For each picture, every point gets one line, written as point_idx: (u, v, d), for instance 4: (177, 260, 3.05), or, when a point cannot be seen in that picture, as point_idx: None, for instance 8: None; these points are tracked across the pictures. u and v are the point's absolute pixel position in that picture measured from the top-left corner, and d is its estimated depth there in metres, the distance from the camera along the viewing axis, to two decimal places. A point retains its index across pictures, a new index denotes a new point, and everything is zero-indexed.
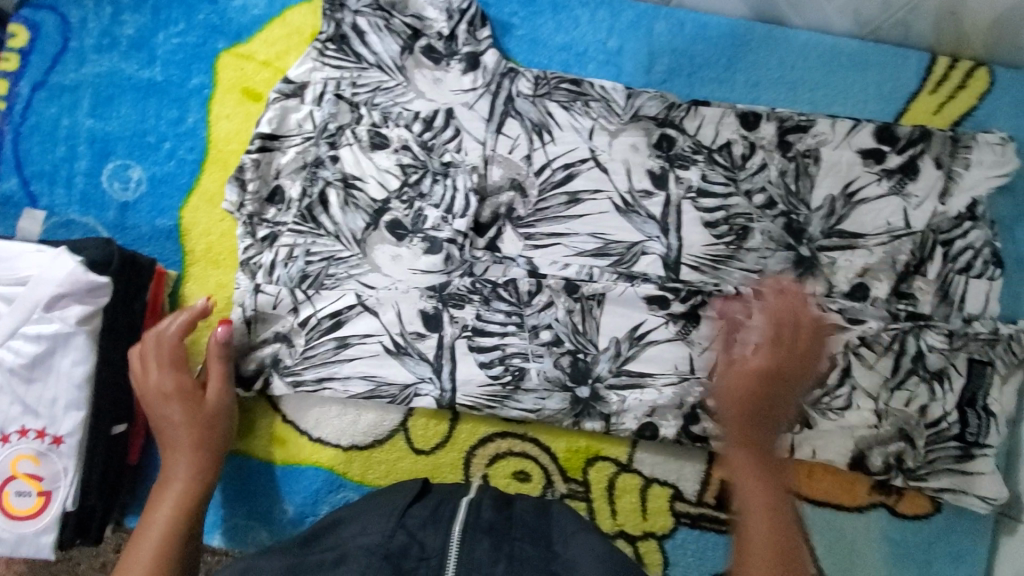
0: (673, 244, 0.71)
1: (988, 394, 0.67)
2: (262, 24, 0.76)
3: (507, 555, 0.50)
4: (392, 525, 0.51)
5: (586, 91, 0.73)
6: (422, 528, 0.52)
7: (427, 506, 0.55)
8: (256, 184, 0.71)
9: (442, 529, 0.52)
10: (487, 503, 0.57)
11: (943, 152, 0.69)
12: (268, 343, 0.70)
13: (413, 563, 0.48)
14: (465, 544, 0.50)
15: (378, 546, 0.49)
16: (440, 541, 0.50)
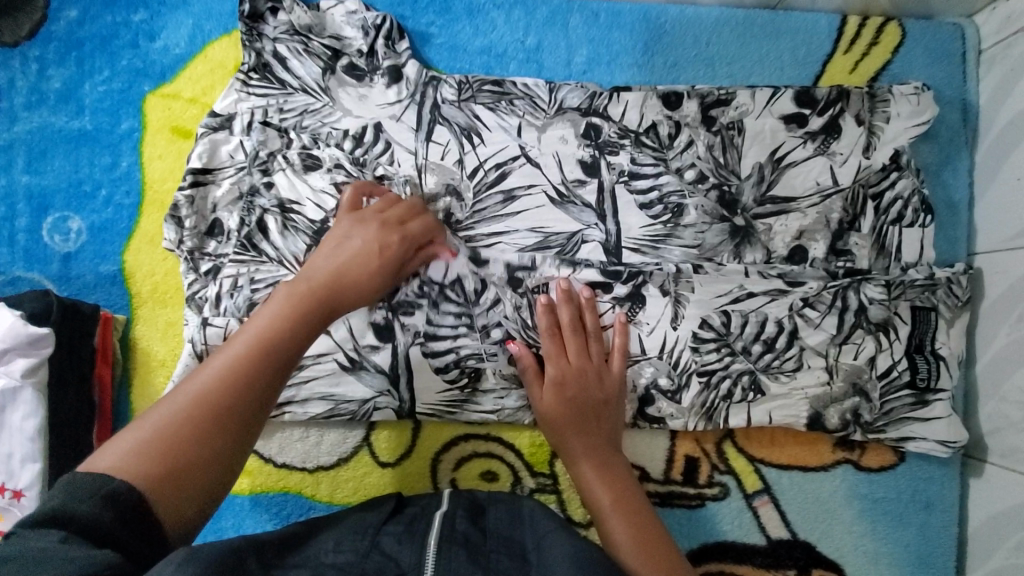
0: (611, 230, 0.72)
1: (935, 339, 0.69)
2: (185, 62, 0.77)
3: (483, 564, 0.49)
4: (368, 545, 0.50)
5: (509, 90, 0.74)
6: (396, 545, 0.51)
7: (401, 523, 0.55)
8: (193, 220, 0.72)
9: (416, 543, 0.51)
10: (461, 514, 0.56)
11: (862, 108, 0.71)
12: None
13: None
14: (440, 557, 0.49)
15: (350, 566, 0.47)
16: (413, 556, 0.49)
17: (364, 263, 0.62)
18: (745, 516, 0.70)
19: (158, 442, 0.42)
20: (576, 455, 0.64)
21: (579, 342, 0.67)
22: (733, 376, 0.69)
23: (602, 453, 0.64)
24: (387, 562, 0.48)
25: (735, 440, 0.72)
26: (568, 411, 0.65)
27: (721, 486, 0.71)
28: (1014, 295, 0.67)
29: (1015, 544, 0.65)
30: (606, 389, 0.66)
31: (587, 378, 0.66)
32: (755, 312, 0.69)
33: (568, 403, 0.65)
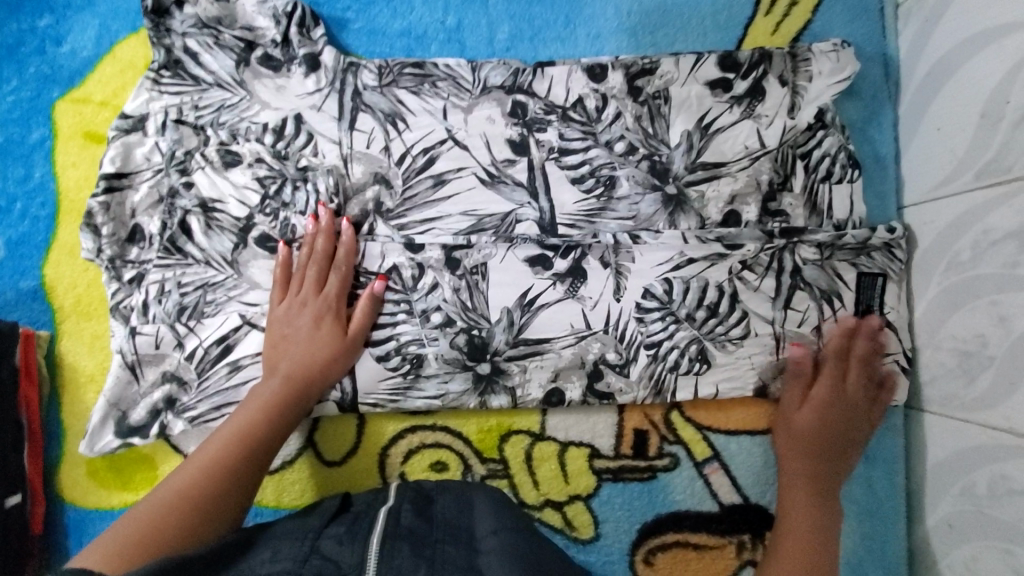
0: (544, 207, 0.71)
1: (883, 301, 0.71)
2: (92, 65, 0.73)
3: (428, 558, 0.49)
4: (305, 551, 0.49)
5: (431, 72, 0.72)
6: (337, 547, 0.50)
7: (343, 524, 0.54)
8: (111, 227, 0.69)
9: (359, 541, 0.50)
10: (406, 507, 0.56)
11: (785, 69, 0.71)
12: (158, 386, 0.67)
13: None
14: (384, 554, 0.48)
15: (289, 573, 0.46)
16: (357, 555, 0.48)
17: (327, 334, 0.66)
18: (697, 484, 0.71)
19: (167, 508, 0.53)
20: (814, 466, 0.67)
21: (864, 373, 0.70)
22: (680, 346, 0.69)
23: (828, 470, 0.68)
24: (327, 563, 0.47)
25: (682, 410, 0.71)
26: (823, 433, 0.68)
27: (671, 457, 0.71)
28: (943, 241, 0.67)
29: (957, 490, 0.67)
30: (857, 422, 0.69)
31: (839, 408, 0.69)
32: (696, 278, 0.69)
33: (831, 421, 0.68)
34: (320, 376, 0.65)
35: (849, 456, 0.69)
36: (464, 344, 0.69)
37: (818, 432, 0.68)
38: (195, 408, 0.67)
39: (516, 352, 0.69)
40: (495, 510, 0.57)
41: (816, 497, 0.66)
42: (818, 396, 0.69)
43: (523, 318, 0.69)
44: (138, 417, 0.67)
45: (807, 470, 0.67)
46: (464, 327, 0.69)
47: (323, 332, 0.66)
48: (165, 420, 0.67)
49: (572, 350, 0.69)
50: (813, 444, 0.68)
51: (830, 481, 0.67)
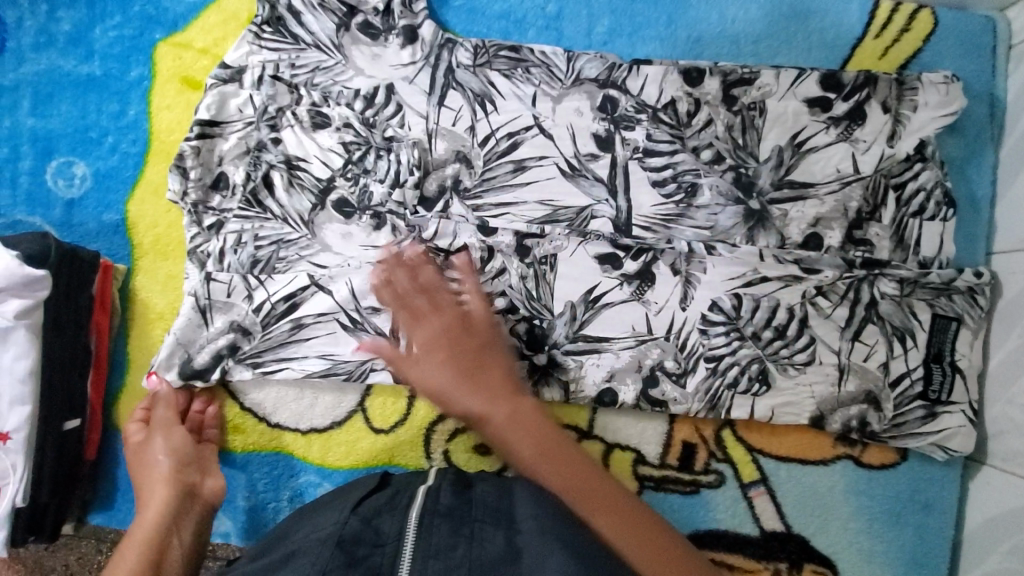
0: (622, 206, 0.70)
1: (954, 349, 0.68)
2: (197, 12, 0.75)
3: (466, 536, 0.49)
4: (346, 515, 0.51)
5: (525, 57, 0.72)
6: (377, 516, 0.51)
7: (383, 496, 0.55)
8: (199, 171, 0.70)
9: (398, 513, 0.51)
10: (446, 488, 0.56)
11: (889, 96, 0.68)
12: (222, 334, 0.69)
13: (366, 551, 0.47)
14: (422, 529, 0.49)
15: (330, 536, 0.48)
16: (396, 526, 0.50)
17: (178, 437, 0.66)
18: (739, 506, 0.69)
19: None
20: (487, 404, 0.58)
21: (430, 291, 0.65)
22: (741, 364, 0.68)
23: (494, 376, 0.60)
24: (366, 533, 0.49)
25: (734, 429, 0.70)
26: (447, 341, 0.62)
27: (717, 474, 0.70)
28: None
29: (1007, 549, 0.64)
30: (489, 349, 0.62)
31: (449, 323, 0.63)
32: (768, 297, 0.68)
33: (451, 342, 0.62)
34: (186, 470, 0.63)
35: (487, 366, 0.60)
36: (524, 333, 0.69)
37: (448, 339, 0.62)
38: (258, 357, 0.69)
39: (574, 347, 0.69)
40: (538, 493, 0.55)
41: (490, 411, 0.57)
42: (424, 304, 0.64)
43: (586, 314, 0.69)
44: (201, 361, 0.69)
45: (477, 383, 0.59)
46: (526, 316, 0.69)
47: (175, 434, 0.66)
48: (228, 365, 0.69)
49: (631, 352, 0.69)
50: (481, 348, 0.62)
51: (567, 450, 0.56)
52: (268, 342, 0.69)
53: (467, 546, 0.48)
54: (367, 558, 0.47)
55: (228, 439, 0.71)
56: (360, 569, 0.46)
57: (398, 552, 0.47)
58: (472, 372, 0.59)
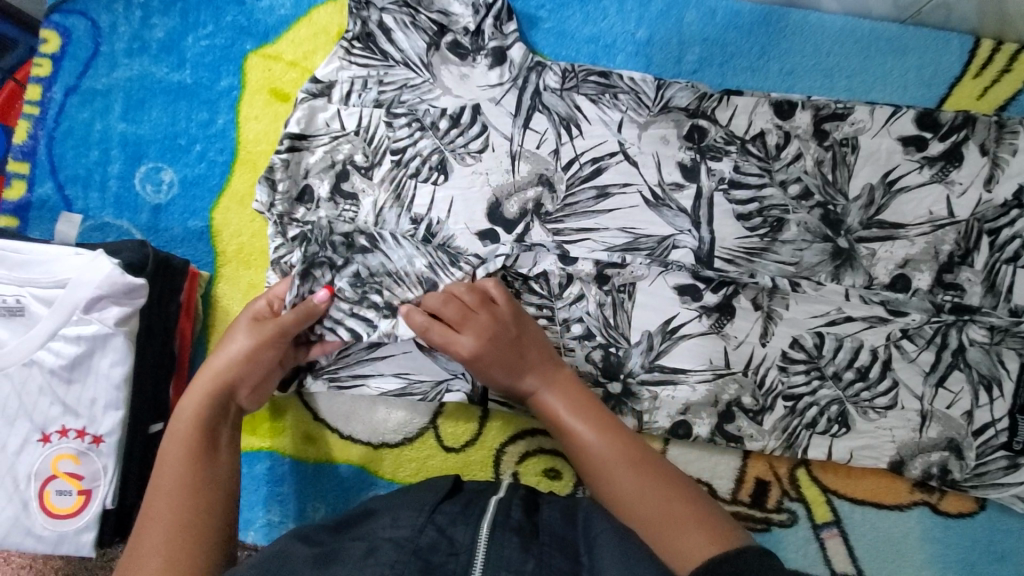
0: (705, 237, 0.69)
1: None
2: (289, 24, 0.75)
3: (537, 554, 0.48)
4: (423, 520, 0.50)
5: (614, 83, 0.71)
6: (452, 523, 0.50)
7: (457, 504, 0.53)
8: (286, 184, 0.71)
9: (472, 523, 0.50)
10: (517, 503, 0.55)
11: (987, 138, 0.67)
12: None
13: (441, 559, 0.47)
14: (494, 540, 0.48)
15: (406, 541, 0.48)
16: (469, 537, 0.48)
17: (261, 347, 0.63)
18: (811, 547, 0.68)
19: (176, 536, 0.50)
20: (526, 382, 0.63)
21: (484, 310, 0.64)
22: (820, 405, 0.67)
23: (541, 365, 0.64)
24: (441, 540, 0.48)
25: (810, 468, 0.70)
26: (497, 345, 0.63)
27: (789, 513, 0.69)
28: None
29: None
30: (515, 311, 0.65)
31: (512, 330, 0.64)
32: (851, 338, 0.67)
33: (502, 341, 0.63)
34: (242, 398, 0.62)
35: (555, 363, 0.64)
36: (599, 359, 0.69)
37: (501, 334, 0.64)
38: (335, 371, 0.70)
39: (650, 376, 0.69)
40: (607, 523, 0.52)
41: (556, 390, 0.63)
42: (466, 300, 0.65)
43: (663, 344, 0.69)
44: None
45: (556, 374, 0.63)
46: (602, 343, 0.69)
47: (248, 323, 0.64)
48: (304, 378, 0.70)
49: (707, 386, 0.68)
50: (537, 351, 0.64)
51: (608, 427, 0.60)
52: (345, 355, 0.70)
53: (536, 563, 0.47)
54: (442, 566, 0.46)
55: (302, 448, 0.73)
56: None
57: (472, 564, 0.46)
58: (515, 354, 0.63)
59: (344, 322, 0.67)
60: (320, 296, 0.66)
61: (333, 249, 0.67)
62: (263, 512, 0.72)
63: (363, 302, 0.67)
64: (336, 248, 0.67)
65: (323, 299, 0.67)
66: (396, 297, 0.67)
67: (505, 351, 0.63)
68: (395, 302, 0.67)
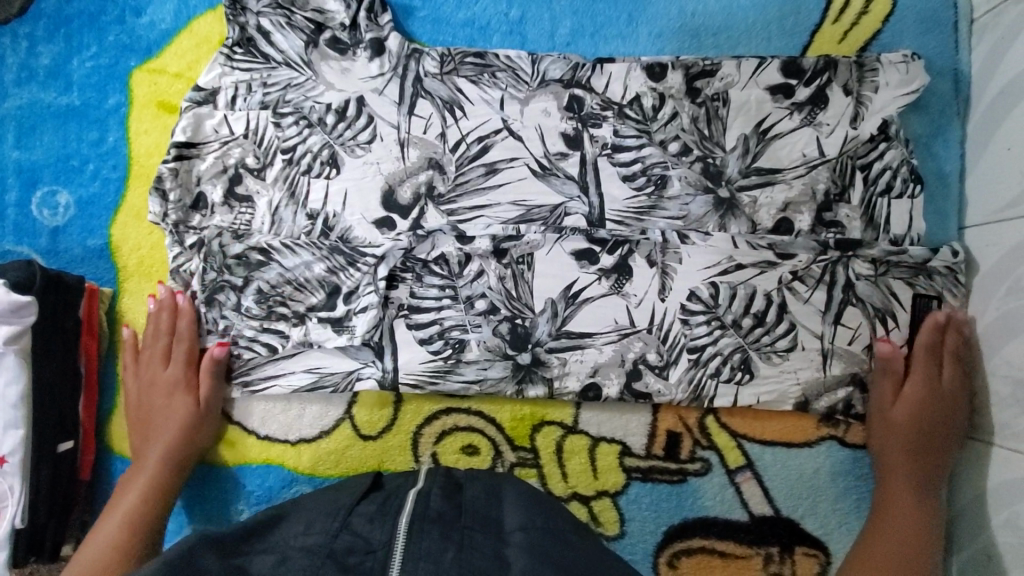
0: (594, 202, 0.71)
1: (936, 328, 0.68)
2: (171, 38, 0.76)
3: (456, 541, 0.49)
4: (337, 526, 0.50)
5: (491, 62, 0.73)
6: (367, 525, 0.51)
7: (373, 503, 0.55)
8: (178, 192, 0.72)
9: (388, 522, 0.51)
10: (434, 493, 0.56)
11: (849, 79, 0.69)
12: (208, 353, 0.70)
13: (358, 559, 0.48)
14: (411, 534, 0.49)
15: (320, 548, 0.48)
16: (385, 535, 0.49)
17: (181, 401, 0.69)
18: (727, 492, 0.70)
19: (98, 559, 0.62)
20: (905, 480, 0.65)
21: (954, 373, 0.66)
22: (724, 354, 0.68)
23: (929, 475, 0.65)
24: (357, 541, 0.49)
25: (718, 416, 0.71)
26: (928, 427, 0.65)
27: (703, 462, 0.70)
28: (1005, 265, 0.64)
29: (1000, 522, 0.63)
30: (962, 414, 0.66)
31: (937, 413, 0.66)
32: (744, 285, 0.69)
33: (929, 421, 0.66)
34: (202, 422, 0.70)
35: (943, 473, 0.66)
36: (507, 332, 0.70)
37: (925, 416, 0.65)
38: (247, 375, 0.71)
39: (558, 344, 0.70)
40: (527, 508, 0.55)
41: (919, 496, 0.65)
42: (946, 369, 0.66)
43: (567, 310, 0.70)
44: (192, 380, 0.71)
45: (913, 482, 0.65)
46: (508, 316, 0.70)
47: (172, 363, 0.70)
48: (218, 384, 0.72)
49: (613, 347, 0.69)
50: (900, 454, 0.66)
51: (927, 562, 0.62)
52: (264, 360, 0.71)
53: (456, 549, 0.48)
54: (358, 566, 0.47)
55: (216, 453, 0.73)
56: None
57: (388, 560, 0.47)
58: (931, 446, 0.65)
59: (258, 337, 0.70)
60: (229, 316, 0.70)
61: (230, 271, 0.70)
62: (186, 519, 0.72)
63: (270, 316, 0.70)
64: (234, 269, 0.70)
65: (232, 318, 0.71)
66: (300, 305, 0.70)
67: (921, 439, 0.65)
68: (300, 310, 0.70)
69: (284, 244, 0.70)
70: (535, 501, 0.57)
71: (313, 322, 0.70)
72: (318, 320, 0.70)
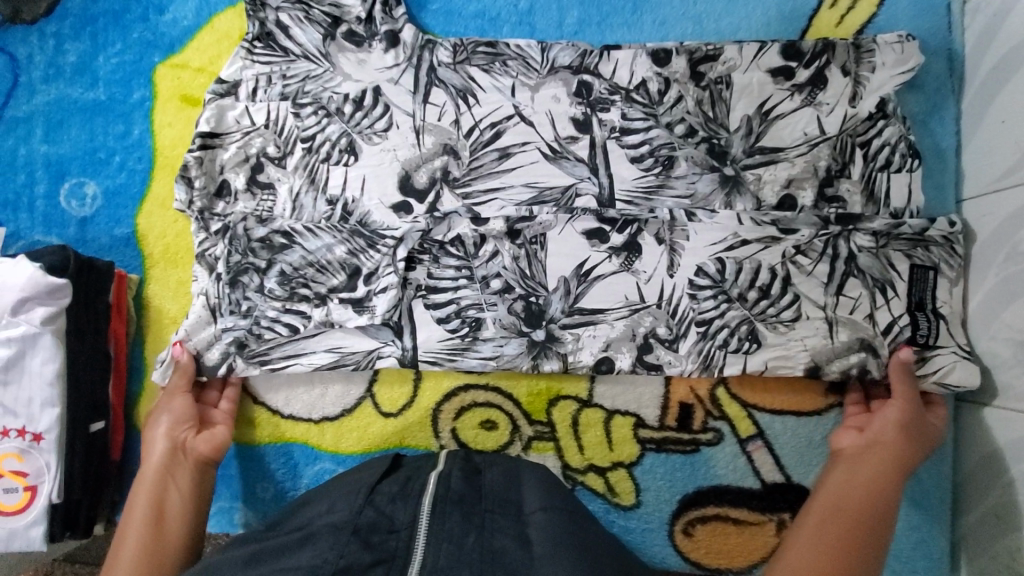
0: (604, 182, 0.74)
1: (935, 297, 0.70)
2: (192, 34, 0.79)
3: (478, 524, 0.50)
4: (360, 503, 0.52)
5: (502, 51, 0.76)
6: (390, 502, 0.53)
7: (395, 484, 0.56)
8: (203, 180, 0.74)
9: (411, 501, 0.52)
10: (456, 475, 0.57)
11: (847, 60, 0.72)
12: (229, 331, 0.72)
13: (381, 537, 0.49)
14: (434, 517, 0.50)
15: (345, 523, 0.50)
16: (408, 513, 0.51)
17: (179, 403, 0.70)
18: (739, 461, 0.72)
19: (141, 545, 0.60)
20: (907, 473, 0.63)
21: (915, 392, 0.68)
22: (731, 326, 0.70)
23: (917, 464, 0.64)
24: (380, 519, 0.50)
25: (728, 386, 0.73)
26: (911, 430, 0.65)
27: (715, 432, 0.73)
28: (1003, 232, 0.66)
29: (1010, 479, 0.65)
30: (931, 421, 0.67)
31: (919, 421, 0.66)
32: (750, 259, 0.71)
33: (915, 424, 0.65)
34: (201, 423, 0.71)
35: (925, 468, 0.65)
36: (521, 310, 0.72)
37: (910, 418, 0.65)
38: (266, 354, 0.72)
39: (571, 320, 0.72)
40: (545, 493, 0.56)
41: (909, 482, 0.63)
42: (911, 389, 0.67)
43: (579, 287, 0.72)
44: (211, 357, 0.72)
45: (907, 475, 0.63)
46: (522, 294, 0.72)
47: (177, 404, 0.70)
48: (234, 362, 0.72)
49: (625, 321, 0.71)
50: (887, 469, 0.62)
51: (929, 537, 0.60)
52: (285, 340, 0.72)
53: (478, 532, 0.49)
54: (382, 544, 0.49)
55: (244, 433, 0.76)
56: (377, 553, 0.48)
57: (412, 539, 0.48)
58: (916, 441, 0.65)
59: (280, 318, 0.72)
60: (252, 297, 0.72)
61: (255, 253, 0.72)
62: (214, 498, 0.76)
63: (293, 297, 0.72)
64: (259, 252, 0.72)
65: (255, 300, 0.72)
66: (322, 287, 0.72)
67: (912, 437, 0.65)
68: (322, 291, 0.72)
69: (306, 228, 0.73)
70: (552, 487, 0.59)
71: (335, 303, 0.72)
72: (339, 301, 0.72)
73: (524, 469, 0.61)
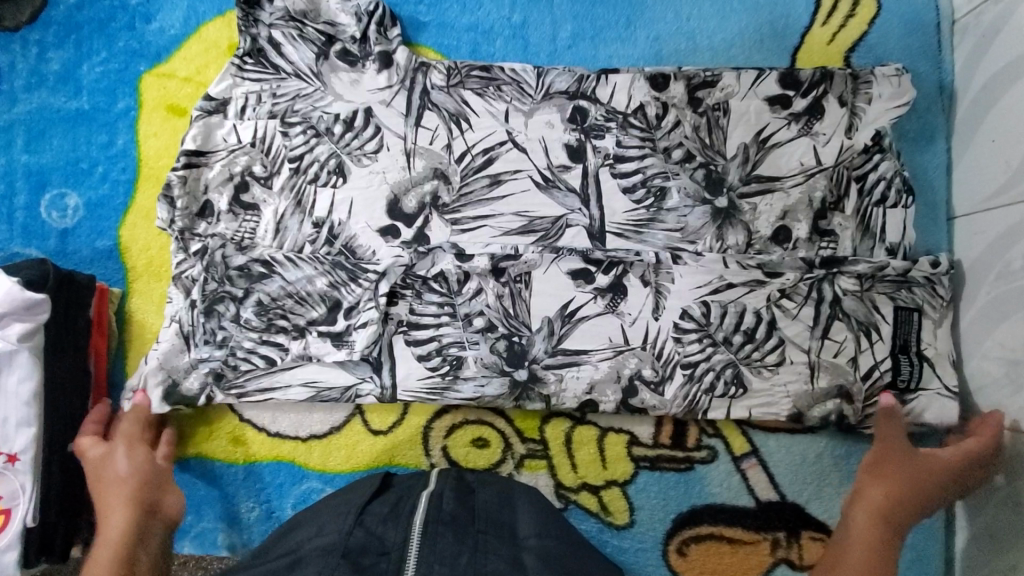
0: (595, 215, 0.73)
1: (920, 339, 0.70)
2: (180, 42, 0.77)
3: (470, 546, 0.49)
4: (350, 524, 0.51)
5: (496, 75, 0.74)
6: (380, 523, 0.51)
7: (387, 503, 0.55)
8: (185, 200, 0.73)
9: (402, 521, 0.51)
10: (448, 493, 0.55)
11: (844, 90, 0.72)
12: (207, 362, 0.70)
13: (371, 560, 0.48)
14: (425, 537, 0.49)
15: (334, 546, 0.48)
16: (400, 535, 0.49)
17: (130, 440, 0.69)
18: (733, 478, 0.72)
19: None
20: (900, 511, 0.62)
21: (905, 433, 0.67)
22: (716, 369, 0.70)
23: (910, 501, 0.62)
24: (371, 541, 0.49)
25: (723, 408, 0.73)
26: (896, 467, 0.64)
27: (709, 449, 0.73)
28: (995, 251, 0.67)
29: (999, 500, 0.65)
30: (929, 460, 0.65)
31: (906, 459, 0.65)
32: (734, 303, 0.70)
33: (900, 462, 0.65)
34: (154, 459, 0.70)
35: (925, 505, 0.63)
36: (503, 350, 0.71)
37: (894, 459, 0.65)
38: (242, 386, 0.71)
39: (554, 360, 0.71)
40: (538, 518, 0.56)
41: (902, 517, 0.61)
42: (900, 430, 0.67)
43: (563, 329, 0.71)
44: (188, 387, 0.70)
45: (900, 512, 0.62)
46: (505, 333, 0.71)
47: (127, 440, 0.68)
48: (212, 393, 0.71)
49: (609, 363, 0.71)
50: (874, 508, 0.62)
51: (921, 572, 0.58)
52: (259, 372, 0.71)
53: (471, 554, 0.48)
54: (372, 566, 0.47)
55: (230, 450, 0.75)
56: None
57: (403, 561, 0.47)
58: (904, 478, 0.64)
59: (257, 349, 0.71)
60: (227, 327, 0.70)
61: (232, 282, 0.71)
62: (198, 518, 0.74)
63: (270, 328, 0.71)
64: (236, 280, 0.71)
65: (231, 330, 0.71)
66: (301, 319, 0.71)
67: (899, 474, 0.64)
68: (300, 323, 0.71)
69: (286, 257, 0.71)
70: (545, 512, 0.58)
71: (314, 336, 0.71)
72: (317, 334, 0.71)
73: (517, 492, 0.60)
